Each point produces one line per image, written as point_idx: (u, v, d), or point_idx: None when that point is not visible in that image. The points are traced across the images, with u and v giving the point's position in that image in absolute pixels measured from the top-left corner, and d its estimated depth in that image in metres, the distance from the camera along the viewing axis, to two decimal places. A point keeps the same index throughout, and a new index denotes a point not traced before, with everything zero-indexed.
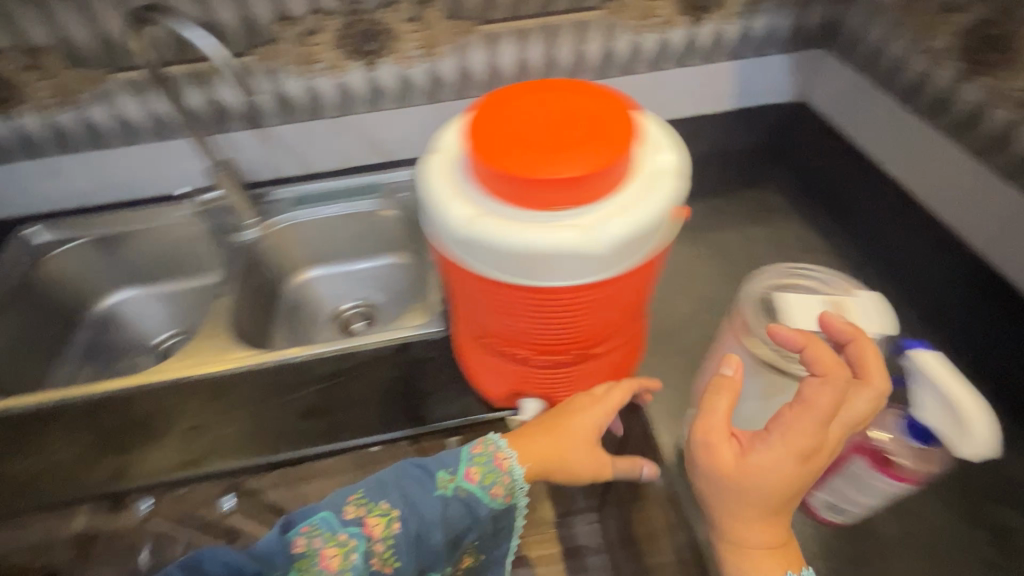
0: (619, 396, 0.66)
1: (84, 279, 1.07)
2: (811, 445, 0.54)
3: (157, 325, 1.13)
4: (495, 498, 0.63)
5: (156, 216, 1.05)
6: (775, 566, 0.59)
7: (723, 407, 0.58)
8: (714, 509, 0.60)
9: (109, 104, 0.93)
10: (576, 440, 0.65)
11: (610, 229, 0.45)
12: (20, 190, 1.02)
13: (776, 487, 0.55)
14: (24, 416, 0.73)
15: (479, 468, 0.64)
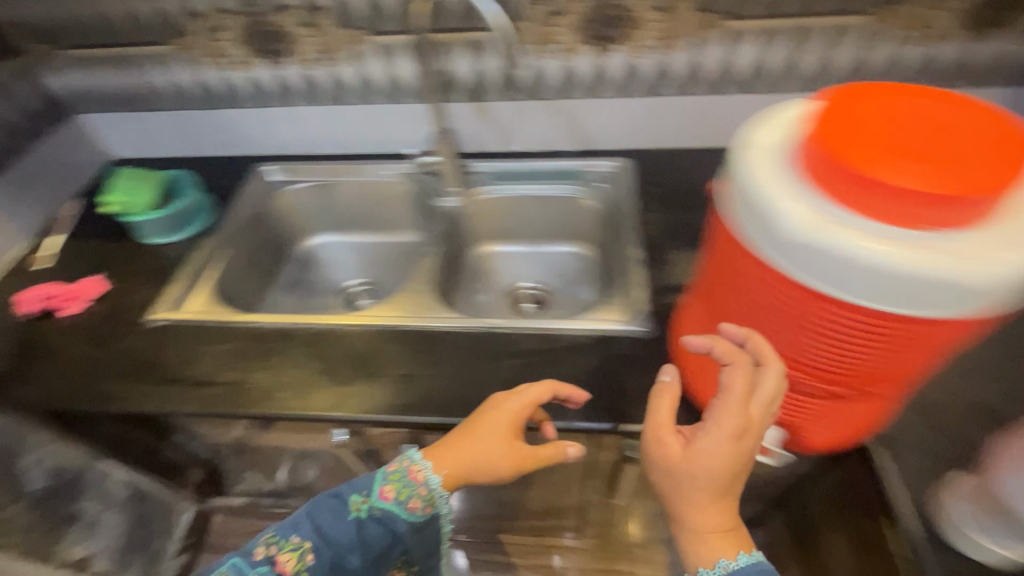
0: (536, 392, 0.68)
1: (301, 218, 1.19)
2: (745, 426, 0.51)
3: (348, 271, 1.22)
4: (413, 512, 0.69)
5: (370, 172, 1.13)
6: (722, 550, 0.56)
7: (668, 405, 0.57)
8: (666, 497, 0.58)
9: (358, 64, 1.02)
10: (497, 444, 0.66)
11: (994, 258, 0.41)
12: (268, 132, 1.14)
13: (720, 471, 0.53)
14: (273, 331, 0.84)
15: (393, 486, 0.69)
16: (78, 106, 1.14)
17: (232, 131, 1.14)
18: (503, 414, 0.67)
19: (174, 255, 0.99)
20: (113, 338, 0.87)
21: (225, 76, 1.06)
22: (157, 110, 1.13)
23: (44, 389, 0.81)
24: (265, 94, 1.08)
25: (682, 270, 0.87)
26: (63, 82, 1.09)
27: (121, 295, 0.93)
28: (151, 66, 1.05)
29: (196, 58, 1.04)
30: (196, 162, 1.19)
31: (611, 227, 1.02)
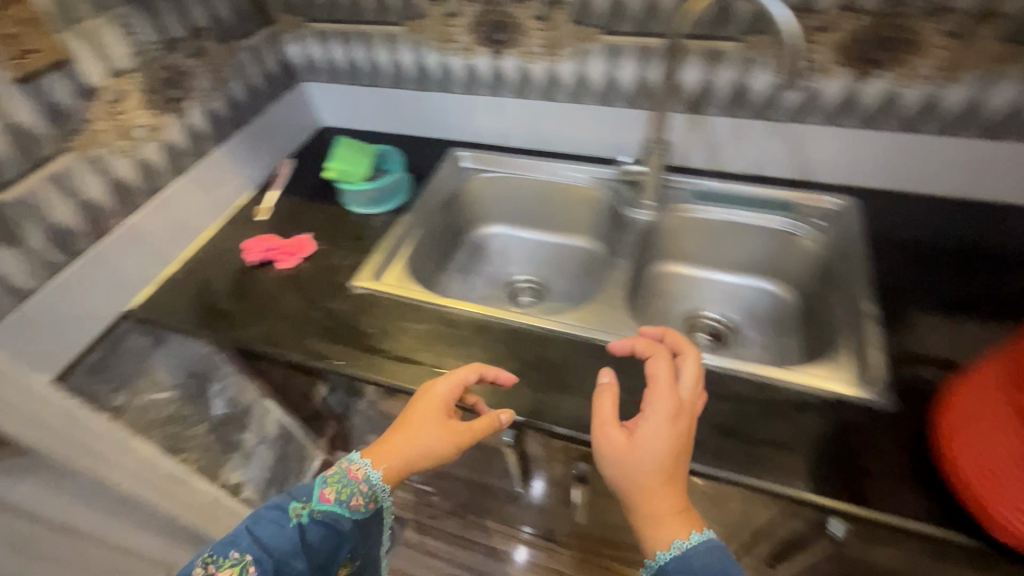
0: (463, 372, 0.72)
1: (483, 206, 1.20)
2: (677, 407, 0.61)
3: (516, 265, 1.20)
4: (355, 510, 0.70)
5: (561, 173, 1.12)
6: (676, 528, 0.60)
7: (610, 402, 0.65)
8: (617, 482, 0.62)
9: (580, 61, 0.99)
10: (421, 428, 0.71)
11: None
12: (470, 119, 1.16)
13: (665, 449, 0.60)
14: (469, 320, 0.86)
15: (333, 487, 0.70)
16: (305, 75, 1.22)
17: (436, 114, 1.18)
18: (432, 400, 0.71)
19: (374, 226, 1.04)
20: (322, 297, 0.92)
21: (445, 60, 1.08)
22: (374, 86, 1.19)
23: (260, 333, 0.87)
24: (477, 82, 1.09)
25: (930, 340, 0.75)
26: (299, 51, 1.18)
27: (329, 256, 0.99)
28: (380, 44, 1.10)
29: (423, 41, 1.06)
30: (395, 139, 1.24)
31: (828, 273, 0.91)
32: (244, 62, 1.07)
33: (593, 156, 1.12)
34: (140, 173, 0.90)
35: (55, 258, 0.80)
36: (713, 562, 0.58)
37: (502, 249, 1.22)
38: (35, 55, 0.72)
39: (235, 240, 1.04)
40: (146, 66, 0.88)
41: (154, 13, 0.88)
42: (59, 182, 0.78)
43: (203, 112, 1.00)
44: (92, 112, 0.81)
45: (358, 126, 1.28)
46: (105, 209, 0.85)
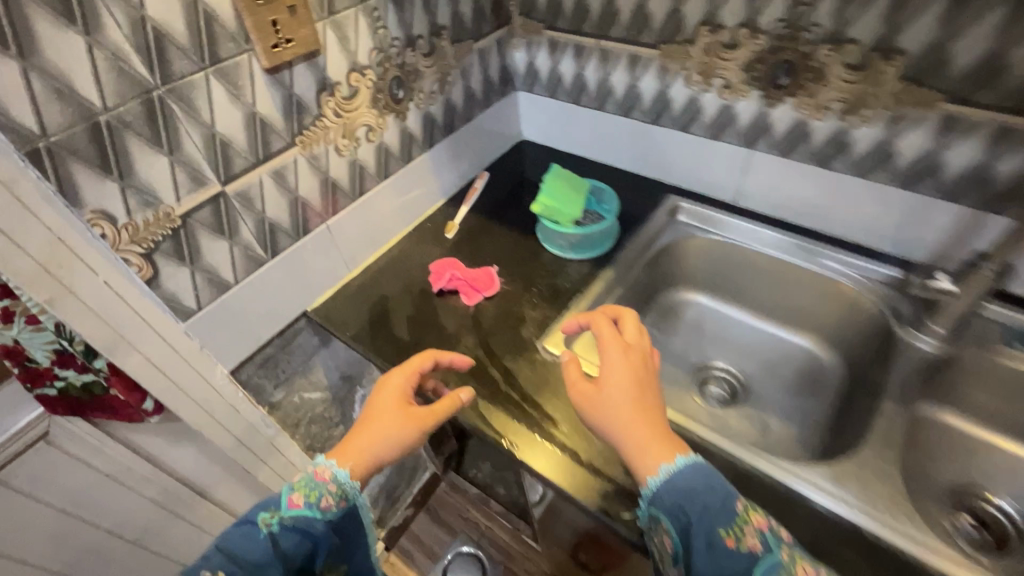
0: (416, 360, 0.72)
1: (691, 270, 1.00)
2: (627, 351, 0.62)
3: (713, 346, 0.99)
4: (327, 511, 0.62)
5: (809, 256, 0.88)
6: (663, 455, 0.55)
7: (573, 368, 0.64)
8: (598, 420, 0.59)
9: (891, 130, 0.74)
10: (383, 416, 0.67)
11: None
12: (703, 167, 0.96)
13: (628, 381, 0.60)
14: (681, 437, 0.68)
15: (302, 491, 0.62)
16: (521, 84, 1.11)
17: (662, 153, 1.00)
18: (390, 388, 0.70)
19: (569, 276, 0.89)
20: (504, 354, 0.80)
21: (697, 97, 0.89)
22: (596, 109, 1.04)
23: (430, 379, 0.77)
24: (729, 129, 0.89)
25: None
26: (522, 59, 1.06)
27: (515, 304, 0.86)
28: (619, 65, 0.94)
29: (675, 71, 0.88)
30: (602, 172, 1.08)
31: None
32: (469, 66, 0.97)
33: (855, 243, 0.87)
34: (350, 173, 0.84)
35: (257, 253, 0.76)
36: (703, 483, 0.52)
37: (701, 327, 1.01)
38: (286, 44, 0.66)
39: (419, 256, 0.96)
40: (381, 63, 0.81)
41: (402, 7, 0.80)
42: (278, 177, 0.74)
43: (419, 115, 0.92)
44: (322, 107, 0.75)
45: (561, 147, 1.15)
46: (310, 208, 0.80)
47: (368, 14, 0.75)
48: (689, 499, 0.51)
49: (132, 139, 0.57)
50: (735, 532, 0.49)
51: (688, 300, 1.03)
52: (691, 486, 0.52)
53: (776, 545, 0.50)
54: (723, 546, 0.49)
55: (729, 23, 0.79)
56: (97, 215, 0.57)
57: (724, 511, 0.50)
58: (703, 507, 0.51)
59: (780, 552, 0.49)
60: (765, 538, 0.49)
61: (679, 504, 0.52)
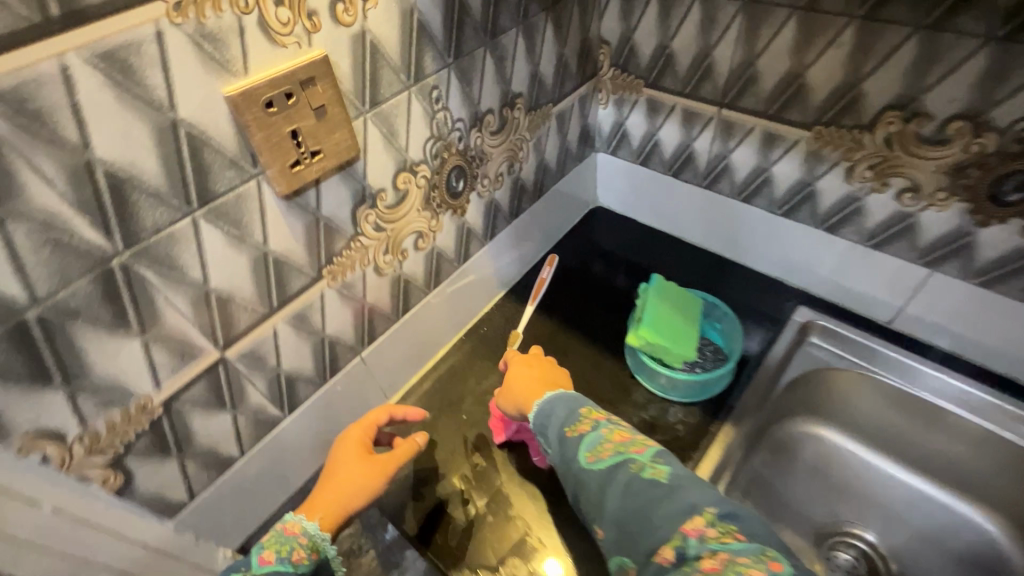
0: (373, 414, 0.62)
1: (820, 401, 0.77)
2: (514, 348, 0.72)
3: (847, 503, 0.76)
4: (300, 567, 0.51)
5: (1006, 422, 0.67)
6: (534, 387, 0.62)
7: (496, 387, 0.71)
8: (514, 408, 0.63)
9: None
10: (348, 463, 0.58)
11: None
12: (852, 277, 0.73)
13: (530, 369, 0.65)
14: None
15: (272, 546, 0.50)
16: (601, 147, 0.88)
17: (794, 252, 0.77)
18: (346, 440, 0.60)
19: (674, 429, 0.67)
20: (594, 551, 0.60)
21: (860, 197, 0.65)
22: (706, 189, 0.80)
23: None
24: (903, 241, 0.65)
25: None
26: (609, 117, 0.83)
27: None
28: (746, 142, 0.71)
29: (832, 160, 0.65)
30: (704, 263, 0.86)
31: None
32: (545, 134, 0.76)
33: None
34: (392, 293, 0.64)
35: (271, 414, 0.57)
36: (562, 400, 0.58)
37: (829, 473, 0.78)
38: (313, 158, 0.46)
39: (473, 378, 0.76)
40: (438, 153, 0.60)
41: (468, 79, 0.58)
42: (297, 321, 0.54)
43: (482, 205, 0.71)
44: (360, 224, 0.55)
45: (648, 222, 0.92)
46: (340, 345, 0.61)
47: (424, 96, 0.54)
48: (547, 412, 0.58)
49: (83, 330, 0.38)
50: (579, 425, 0.55)
51: (811, 434, 0.80)
52: (553, 407, 0.58)
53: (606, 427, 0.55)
54: (566, 438, 0.54)
55: (937, 111, 0.54)
56: (33, 438, 0.39)
57: (570, 414, 0.56)
58: (556, 417, 0.57)
59: (602, 430, 0.53)
60: (598, 423, 0.55)
61: (542, 416, 0.58)
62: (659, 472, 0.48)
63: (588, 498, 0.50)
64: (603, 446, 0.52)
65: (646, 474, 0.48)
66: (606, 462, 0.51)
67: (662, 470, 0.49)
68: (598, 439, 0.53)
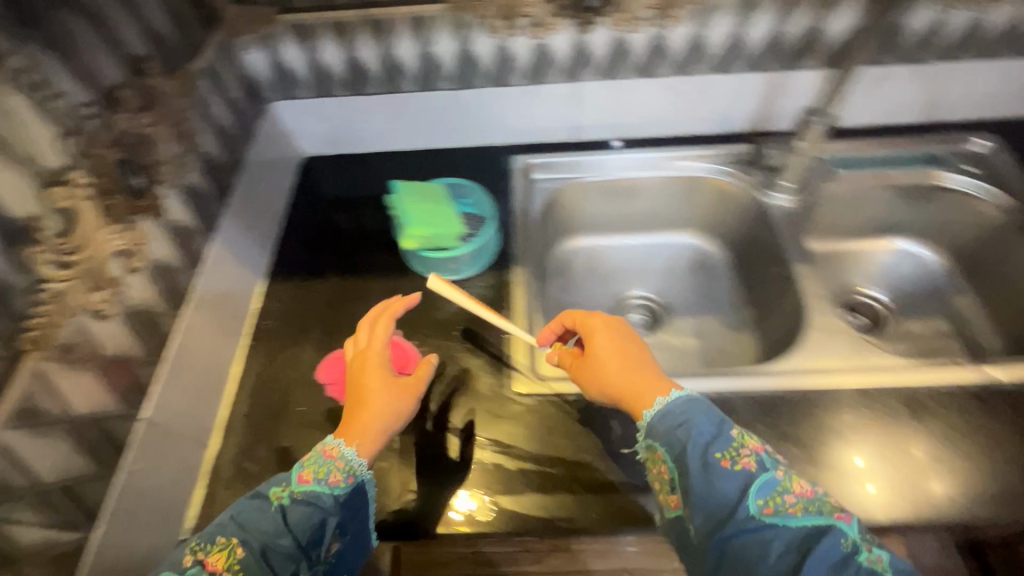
0: (381, 330, 0.61)
1: (563, 218, 0.93)
2: (608, 342, 0.60)
3: (618, 283, 0.98)
4: (337, 488, 0.50)
5: (665, 164, 0.90)
6: (648, 386, 0.55)
7: (310, 356, 0.71)
8: (615, 395, 0.57)
9: (700, 22, 0.75)
10: (375, 390, 0.57)
11: None
12: (531, 115, 0.88)
13: (615, 350, 0.59)
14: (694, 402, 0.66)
15: (310, 467, 0.50)
16: (275, 95, 0.83)
17: (487, 116, 0.87)
18: (371, 362, 0.59)
19: (483, 296, 0.75)
20: (481, 428, 0.65)
21: (505, 44, 0.77)
22: (389, 93, 0.84)
23: (419, 510, 0.59)
24: (549, 68, 0.81)
25: None
26: (263, 61, 0.78)
27: (447, 362, 0.70)
28: (401, 34, 0.76)
29: (471, 23, 0.75)
30: (427, 159, 0.91)
31: (1003, 232, 0.83)
32: (206, 97, 0.68)
33: (694, 137, 0.91)
34: (133, 334, 0.53)
35: (67, 542, 0.46)
36: (697, 409, 0.51)
37: (596, 269, 0.98)
38: None
39: (286, 371, 0.70)
40: (88, 151, 0.49)
41: (69, 52, 0.48)
42: (25, 420, 0.42)
43: (180, 195, 0.62)
44: (34, 267, 0.43)
45: (361, 150, 0.92)
46: (107, 418, 0.50)
47: (19, 87, 0.43)
48: (682, 425, 0.50)
49: None
50: (729, 457, 0.47)
51: (571, 250, 0.98)
52: (697, 423, 0.49)
53: (775, 464, 0.47)
54: (718, 467, 0.46)
55: None
56: None
57: (717, 435, 0.48)
58: (695, 433, 0.49)
59: (774, 470, 0.46)
60: (763, 462, 0.47)
61: (673, 432, 0.50)
62: (880, 564, 0.40)
63: (755, 556, 0.42)
64: (778, 497, 0.44)
65: (864, 562, 0.40)
66: (794, 519, 0.43)
67: (884, 562, 0.40)
68: (776, 488, 0.45)
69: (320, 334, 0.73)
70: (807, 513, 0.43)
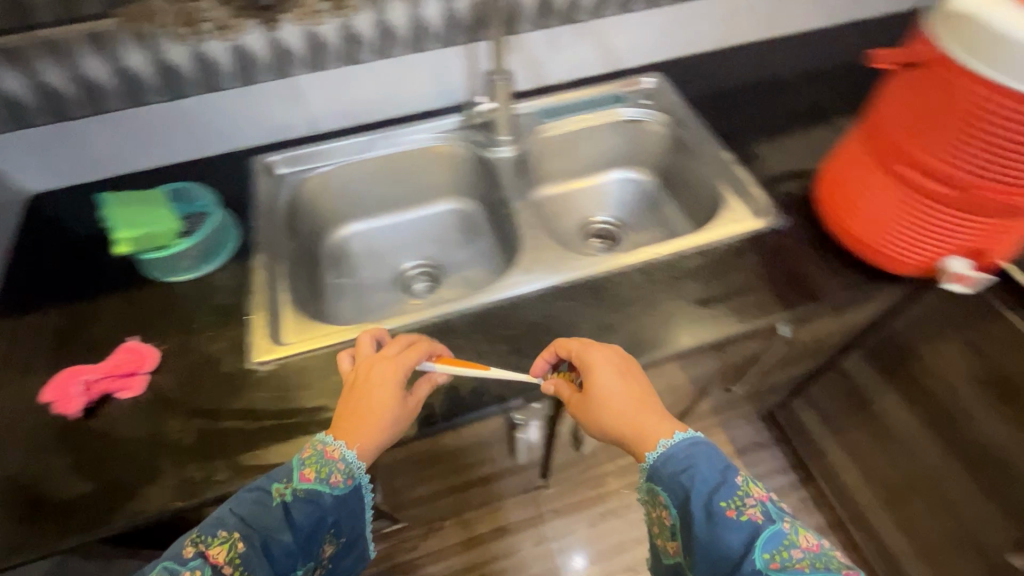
0: (413, 355, 0.64)
1: (318, 205, 0.99)
2: (623, 376, 0.65)
3: (393, 257, 1.06)
4: (337, 488, 0.58)
5: (397, 139, 0.99)
6: (649, 422, 0.62)
7: (37, 383, 0.69)
8: (615, 429, 0.63)
9: (377, 9, 0.85)
10: (387, 407, 0.61)
11: None
12: (258, 115, 0.93)
13: (625, 385, 0.64)
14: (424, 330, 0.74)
15: (312, 466, 0.58)
16: None
17: (212, 122, 0.91)
18: (381, 385, 0.62)
19: (223, 287, 0.78)
20: (222, 403, 0.67)
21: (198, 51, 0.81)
22: (98, 113, 0.84)
23: (161, 492, 0.61)
24: (255, 67, 0.86)
25: (773, 162, 0.92)
26: None
27: (189, 353, 0.72)
28: (82, 54, 0.77)
29: (152, 33, 0.77)
30: (164, 174, 0.92)
31: (675, 146, 1.02)
32: None
33: (422, 111, 1.01)
34: None
35: None
36: (700, 454, 0.58)
37: (370, 248, 1.06)
38: None
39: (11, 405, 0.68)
40: None
41: None
42: None
43: None
44: None
45: (90, 176, 0.90)
46: None
47: None
48: (685, 471, 0.57)
49: None
50: (734, 509, 0.53)
51: (342, 237, 1.05)
52: (699, 470, 0.56)
53: (780, 515, 0.53)
54: (724, 520, 0.52)
55: None
56: None
57: (722, 485, 0.55)
58: (699, 486, 0.55)
59: (781, 522, 0.52)
60: (769, 512, 0.53)
61: (676, 477, 0.57)
62: None
63: None
64: (785, 554, 0.50)
65: None
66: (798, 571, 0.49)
67: None
68: (783, 543, 0.51)
69: (49, 360, 0.71)
70: (813, 566, 0.49)
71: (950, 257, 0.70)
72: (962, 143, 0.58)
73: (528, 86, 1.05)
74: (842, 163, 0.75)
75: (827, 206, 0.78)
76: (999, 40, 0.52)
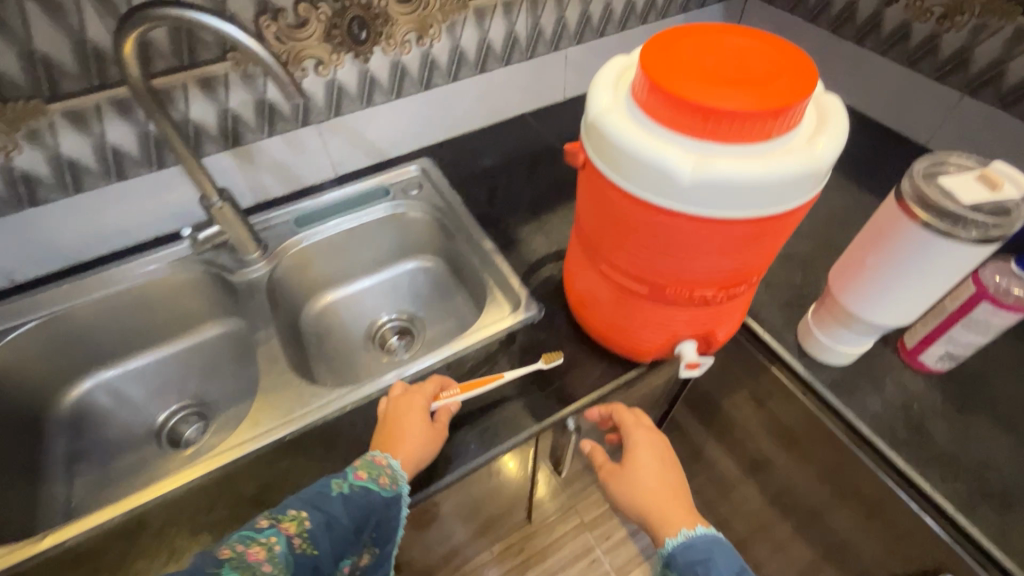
0: (431, 383, 0.68)
1: (29, 369, 0.83)
2: (658, 461, 0.68)
3: (151, 405, 0.92)
4: (386, 489, 0.58)
5: (121, 275, 0.86)
6: (676, 509, 0.63)
7: None
8: (638, 511, 0.65)
9: (43, 145, 0.73)
10: (418, 423, 0.63)
11: (801, 161, 0.46)
12: None
13: (660, 464, 0.68)
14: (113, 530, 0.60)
15: (364, 466, 0.59)
16: None
17: None
18: (411, 407, 0.64)
19: None
20: None
21: None
22: None
23: None
24: None
25: (534, 245, 0.89)
26: None
27: None
28: None
29: None
30: None
31: (446, 234, 0.96)
32: None
33: (153, 238, 0.90)
34: None
35: None
36: (719, 550, 0.59)
37: (119, 398, 0.91)
38: None
39: None
40: None
41: None
42: None
43: None
44: None
45: None
46: None
47: None
48: (702, 562, 0.58)
49: None
50: None
51: (80, 396, 0.89)
52: (712, 548, 0.59)
53: None
54: None
55: None
56: None
57: None
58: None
59: None
60: None
61: (693, 566, 0.58)
62: None
63: None
64: None
65: None
66: None
67: None
68: None
69: None
70: None
71: (682, 341, 0.65)
72: (632, 245, 0.55)
73: (283, 192, 0.97)
74: (568, 257, 0.71)
75: (570, 299, 0.74)
76: (618, 152, 0.49)
